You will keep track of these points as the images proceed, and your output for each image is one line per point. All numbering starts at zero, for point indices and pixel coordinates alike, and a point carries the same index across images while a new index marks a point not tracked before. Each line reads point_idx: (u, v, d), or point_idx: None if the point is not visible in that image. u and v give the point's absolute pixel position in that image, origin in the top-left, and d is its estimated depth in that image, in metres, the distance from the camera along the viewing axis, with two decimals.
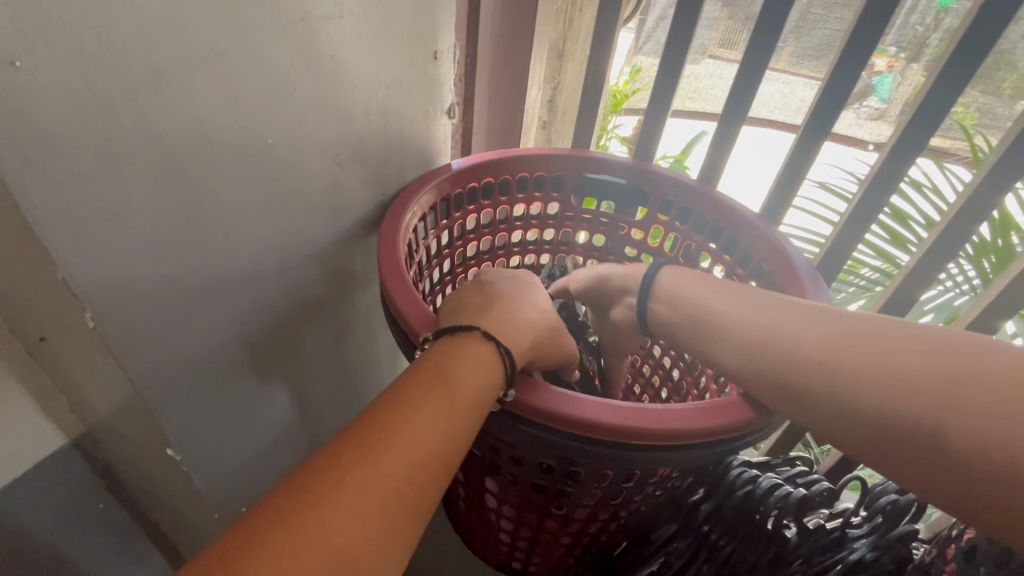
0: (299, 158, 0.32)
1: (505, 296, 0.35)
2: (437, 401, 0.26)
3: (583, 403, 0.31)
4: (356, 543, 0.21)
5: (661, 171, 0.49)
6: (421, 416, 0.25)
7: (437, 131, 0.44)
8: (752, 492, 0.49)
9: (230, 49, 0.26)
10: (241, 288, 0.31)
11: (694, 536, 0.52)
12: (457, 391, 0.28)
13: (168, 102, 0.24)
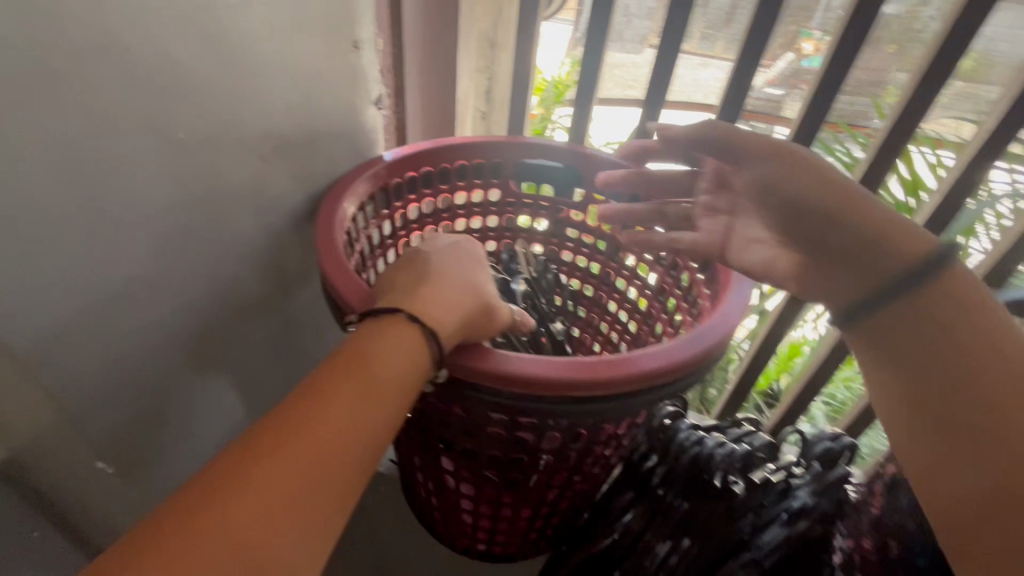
0: (213, 153, 0.33)
1: (447, 270, 0.33)
2: (353, 395, 0.26)
3: (528, 362, 0.31)
4: (260, 533, 0.22)
5: (595, 154, 0.52)
6: (333, 410, 0.26)
7: (367, 120, 0.44)
8: (701, 453, 0.52)
9: (121, 45, 0.26)
10: (157, 283, 0.32)
11: (649, 500, 0.53)
12: (376, 381, 0.27)
13: (55, 103, 0.25)
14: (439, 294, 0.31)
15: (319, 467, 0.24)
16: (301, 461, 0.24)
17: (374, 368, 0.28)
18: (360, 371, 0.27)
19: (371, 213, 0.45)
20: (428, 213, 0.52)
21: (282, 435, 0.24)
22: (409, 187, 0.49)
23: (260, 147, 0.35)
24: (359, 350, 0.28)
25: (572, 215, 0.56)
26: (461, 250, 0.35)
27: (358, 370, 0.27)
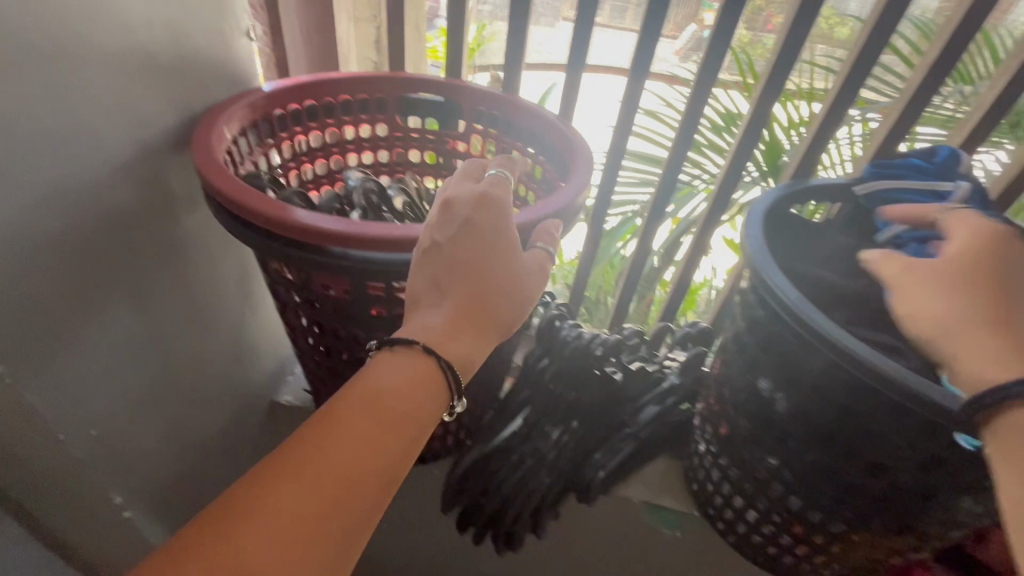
0: (80, 66, 0.34)
1: (465, 285, 0.33)
2: (387, 436, 0.30)
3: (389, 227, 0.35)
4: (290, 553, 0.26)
5: (468, 85, 0.56)
6: (368, 450, 0.29)
7: (240, 49, 0.46)
8: (582, 343, 0.59)
9: None
10: (35, 193, 0.33)
11: (541, 392, 0.60)
12: (406, 424, 0.31)
13: None
14: (460, 323, 0.33)
15: (340, 494, 0.28)
16: (329, 486, 0.28)
17: (406, 406, 0.31)
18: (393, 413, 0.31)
19: (254, 140, 0.48)
20: (317, 146, 0.55)
21: (326, 472, 0.28)
22: (293, 119, 0.51)
23: (130, 66, 0.37)
24: (379, 383, 0.31)
25: (457, 147, 0.60)
26: (476, 230, 0.34)
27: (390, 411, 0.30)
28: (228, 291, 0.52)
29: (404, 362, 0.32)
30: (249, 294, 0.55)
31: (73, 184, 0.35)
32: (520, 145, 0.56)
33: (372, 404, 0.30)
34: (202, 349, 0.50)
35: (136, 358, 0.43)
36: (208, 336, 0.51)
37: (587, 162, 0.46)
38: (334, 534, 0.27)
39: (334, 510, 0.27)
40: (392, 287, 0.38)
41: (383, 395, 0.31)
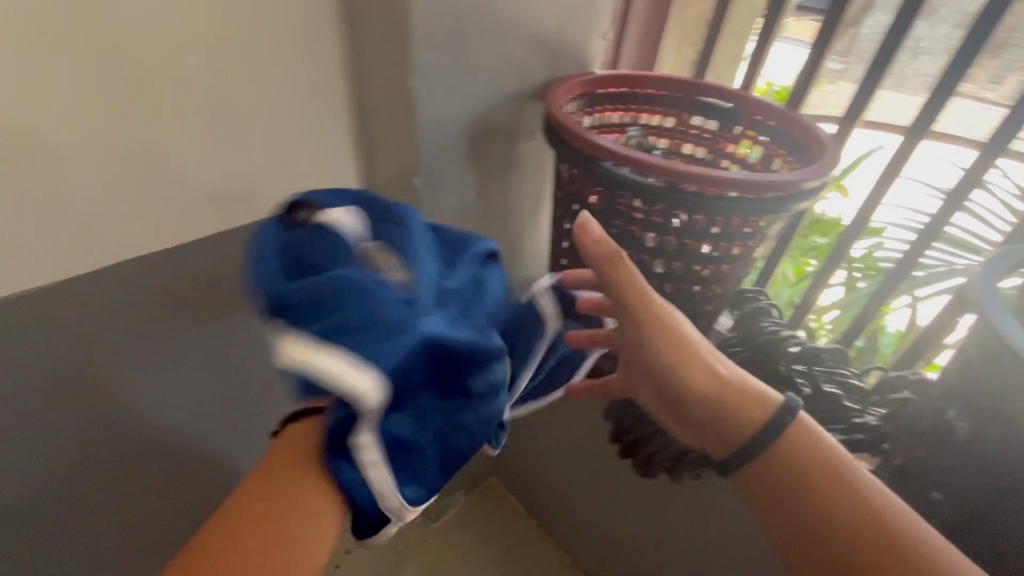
0: (516, 38, 0.57)
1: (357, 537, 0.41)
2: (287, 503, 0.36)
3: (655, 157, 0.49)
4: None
5: (758, 98, 0.66)
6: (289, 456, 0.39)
7: (593, 45, 0.66)
8: (777, 337, 0.64)
9: None
10: (472, 100, 0.57)
11: None
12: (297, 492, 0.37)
13: None
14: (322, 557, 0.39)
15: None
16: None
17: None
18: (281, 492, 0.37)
19: (589, 103, 0.67)
20: (623, 122, 0.71)
21: (250, 514, 0.36)
22: (618, 98, 0.69)
23: (538, 39, 0.59)
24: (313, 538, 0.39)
25: (728, 148, 0.70)
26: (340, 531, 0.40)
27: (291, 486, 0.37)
28: (529, 203, 0.73)
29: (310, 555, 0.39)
30: (539, 212, 0.76)
31: (490, 100, 0.59)
32: (789, 156, 0.63)
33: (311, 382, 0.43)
34: (498, 235, 0.73)
35: (467, 217, 0.67)
36: (504, 229, 0.73)
37: (828, 166, 0.52)
38: None
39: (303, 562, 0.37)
40: (633, 206, 0.52)
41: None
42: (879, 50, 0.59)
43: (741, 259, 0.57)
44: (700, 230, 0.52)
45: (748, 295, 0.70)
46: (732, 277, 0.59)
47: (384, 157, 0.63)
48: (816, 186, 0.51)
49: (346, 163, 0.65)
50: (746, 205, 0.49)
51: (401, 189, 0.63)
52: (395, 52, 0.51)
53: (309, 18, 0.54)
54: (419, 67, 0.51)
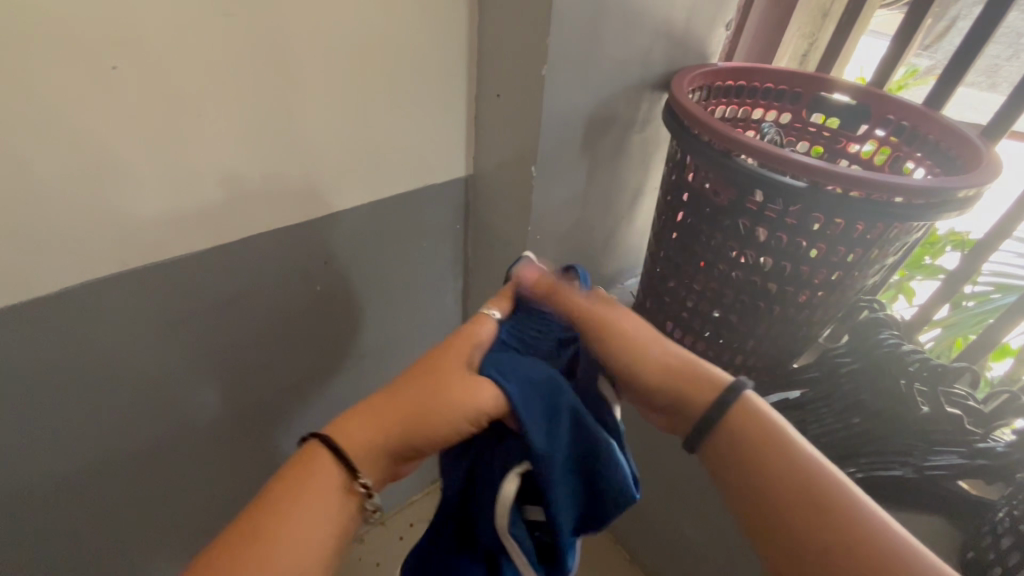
0: (645, 27, 0.55)
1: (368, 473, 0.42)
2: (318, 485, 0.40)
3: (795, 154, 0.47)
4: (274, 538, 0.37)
5: (893, 96, 0.62)
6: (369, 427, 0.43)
7: (716, 36, 0.64)
8: (895, 351, 0.61)
9: None
10: (595, 90, 0.57)
11: (828, 374, 0.65)
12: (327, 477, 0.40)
13: None
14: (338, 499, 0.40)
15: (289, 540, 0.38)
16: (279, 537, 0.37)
17: (441, 406, 0.42)
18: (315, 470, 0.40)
19: (707, 96, 0.64)
20: (737, 117, 0.69)
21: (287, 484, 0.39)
22: (736, 91, 0.66)
23: (665, 29, 0.58)
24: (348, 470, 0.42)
25: (851, 148, 0.66)
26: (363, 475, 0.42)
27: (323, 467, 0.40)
28: (630, 196, 0.72)
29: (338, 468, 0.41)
30: (638, 205, 0.75)
31: (611, 87, 0.58)
32: (928, 161, 0.59)
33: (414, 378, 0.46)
34: (599, 226, 0.72)
35: (573, 207, 0.67)
36: (606, 220, 0.73)
37: (988, 174, 0.49)
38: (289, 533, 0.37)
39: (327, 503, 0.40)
40: (764, 205, 0.50)
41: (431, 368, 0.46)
42: None
43: (870, 268, 0.54)
44: (837, 236, 0.50)
45: (861, 303, 0.67)
46: (855, 286, 0.56)
47: (495, 142, 0.63)
48: (969, 196, 0.47)
49: (456, 146, 0.66)
50: (893, 210, 0.46)
51: (511, 175, 0.63)
52: (529, 39, 0.51)
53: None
54: (553, 55, 0.51)
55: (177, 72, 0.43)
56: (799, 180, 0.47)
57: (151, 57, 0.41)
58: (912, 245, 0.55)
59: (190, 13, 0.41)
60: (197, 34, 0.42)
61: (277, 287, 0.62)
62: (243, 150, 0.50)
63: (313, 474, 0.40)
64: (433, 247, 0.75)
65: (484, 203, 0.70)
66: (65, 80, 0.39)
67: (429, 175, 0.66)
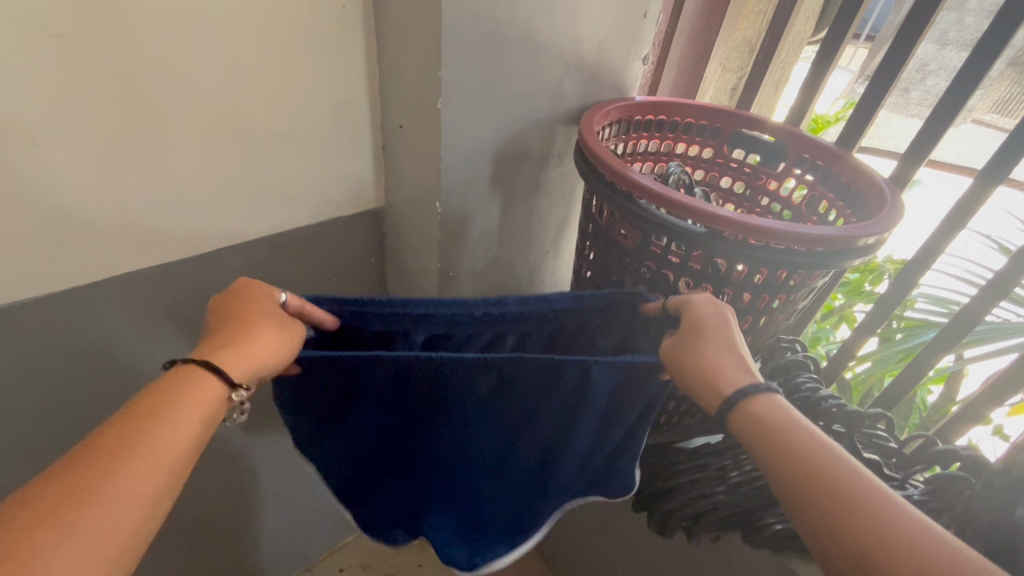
0: (550, 58, 0.53)
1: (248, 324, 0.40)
2: (183, 391, 0.34)
3: (695, 199, 0.45)
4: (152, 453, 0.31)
5: (807, 135, 0.61)
6: (236, 332, 0.39)
7: (634, 68, 0.62)
8: (812, 395, 0.59)
9: None
10: (499, 124, 0.54)
11: None
12: (189, 383, 0.35)
13: (508, 9, 0.47)
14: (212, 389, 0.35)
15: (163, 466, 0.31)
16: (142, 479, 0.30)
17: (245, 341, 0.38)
18: (173, 391, 0.34)
19: (624, 130, 0.62)
20: (660, 151, 0.67)
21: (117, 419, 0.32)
22: (656, 126, 0.65)
23: (575, 61, 0.56)
24: (180, 390, 0.34)
25: (770, 184, 0.66)
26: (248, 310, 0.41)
27: (187, 382, 0.35)
28: (553, 230, 0.70)
29: (188, 375, 0.35)
30: (562, 239, 0.72)
31: (519, 121, 0.55)
32: (841, 203, 0.59)
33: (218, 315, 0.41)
34: (522, 258, 0.69)
35: (489, 241, 0.64)
36: (528, 254, 0.70)
37: (892, 219, 0.48)
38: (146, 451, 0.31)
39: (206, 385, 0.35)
40: (669, 248, 0.48)
41: (219, 317, 0.41)
42: (948, 91, 0.54)
43: (782, 312, 0.52)
44: (741, 284, 0.48)
45: (783, 343, 0.65)
46: (768, 330, 0.54)
47: (404, 174, 0.59)
48: (872, 243, 0.46)
49: (363, 174, 0.62)
50: (795, 257, 0.44)
51: (420, 209, 0.59)
52: (425, 72, 0.48)
53: (336, 25, 0.51)
54: (449, 88, 0.47)
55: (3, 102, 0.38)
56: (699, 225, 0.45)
57: None
58: (823, 288, 0.53)
59: (12, 36, 0.36)
60: (24, 59, 0.37)
61: (156, 331, 0.56)
62: (101, 183, 0.45)
63: (171, 389, 0.34)
64: (347, 281, 0.70)
65: (397, 237, 0.67)
66: None
67: (333, 205, 0.62)
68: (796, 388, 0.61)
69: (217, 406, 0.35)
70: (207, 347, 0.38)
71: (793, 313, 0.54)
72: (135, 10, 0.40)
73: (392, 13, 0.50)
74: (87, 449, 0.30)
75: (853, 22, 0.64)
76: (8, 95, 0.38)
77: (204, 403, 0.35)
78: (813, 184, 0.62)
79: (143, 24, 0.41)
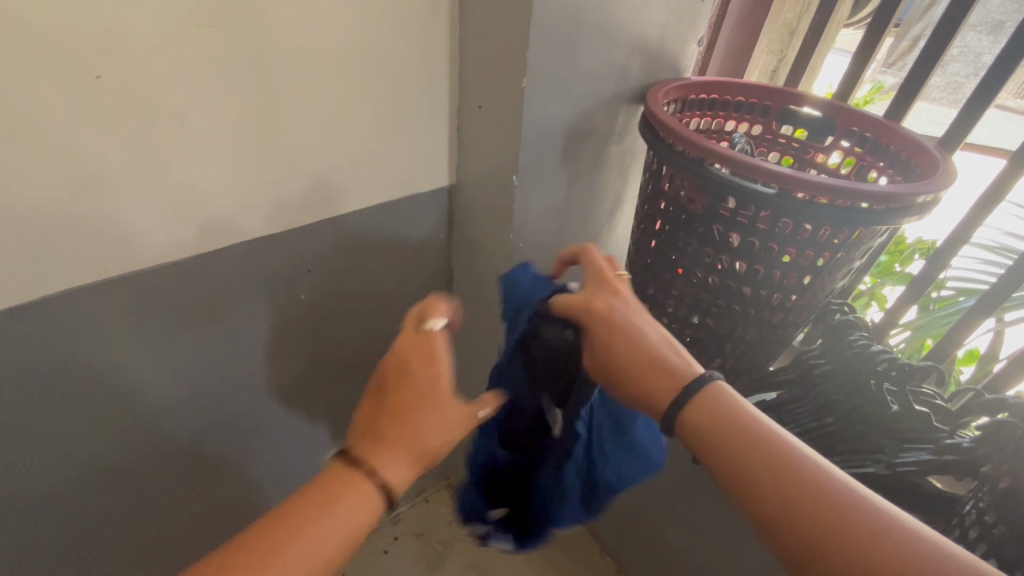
0: (619, 40, 0.57)
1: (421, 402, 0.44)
2: (344, 506, 0.40)
3: (764, 163, 0.49)
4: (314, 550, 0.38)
5: (856, 109, 0.65)
6: (405, 424, 0.43)
7: (690, 50, 0.67)
8: (865, 351, 0.63)
9: None
10: (572, 103, 0.59)
11: (803, 376, 0.67)
12: (349, 491, 0.41)
13: None
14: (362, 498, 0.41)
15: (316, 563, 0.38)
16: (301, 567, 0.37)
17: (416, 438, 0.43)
18: (337, 497, 0.40)
19: (682, 108, 0.67)
20: (711, 128, 0.71)
21: (297, 507, 0.39)
22: (710, 104, 0.69)
23: (641, 43, 0.60)
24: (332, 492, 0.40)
25: (818, 158, 0.70)
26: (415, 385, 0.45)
27: (343, 493, 0.40)
28: (609, 206, 0.74)
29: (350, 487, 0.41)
30: (617, 214, 0.77)
31: (588, 99, 0.60)
32: (890, 172, 0.62)
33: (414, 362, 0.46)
34: (581, 232, 0.74)
35: (554, 215, 0.68)
36: (587, 229, 0.74)
37: (944, 180, 0.52)
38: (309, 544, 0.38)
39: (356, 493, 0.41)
40: (737, 211, 0.52)
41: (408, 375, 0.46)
42: (995, 60, 0.57)
43: (838, 271, 0.56)
44: (804, 242, 0.52)
45: (833, 307, 0.69)
46: (824, 290, 0.58)
47: (478, 152, 0.64)
48: (928, 201, 0.50)
49: (439, 154, 0.67)
50: (857, 215, 0.48)
51: (494, 184, 0.64)
52: (510, 53, 0.53)
53: (426, 13, 0.56)
54: (533, 68, 0.52)
55: (161, 82, 0.43)
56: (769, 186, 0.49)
57: (142, 68, 0.42)
58: (877, 249, 0.57)
59: (174, 24, 0.42)
60: (179, 42, 0.43)
61: (258, 296, 0.62)
62: (228, 157, 0.50)
63: (334, 491, 0.40)
64: (417, 256, 0.75)
65: (466, 213, 0.72)
66: (55, 92, 0.39)
67: (411, 184, 0.67)
68: (847, 345, 0.65)
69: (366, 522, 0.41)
70: (382, 435, 0.43)
71: (849, 273, 0.58)
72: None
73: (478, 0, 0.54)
74: (259, 534, 0.38)
75: (899, 1, 0.67)
76: (165, 74, 0.43)
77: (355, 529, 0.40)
78: (862, 156, 0.66)
79: (274, 13, 0.46)
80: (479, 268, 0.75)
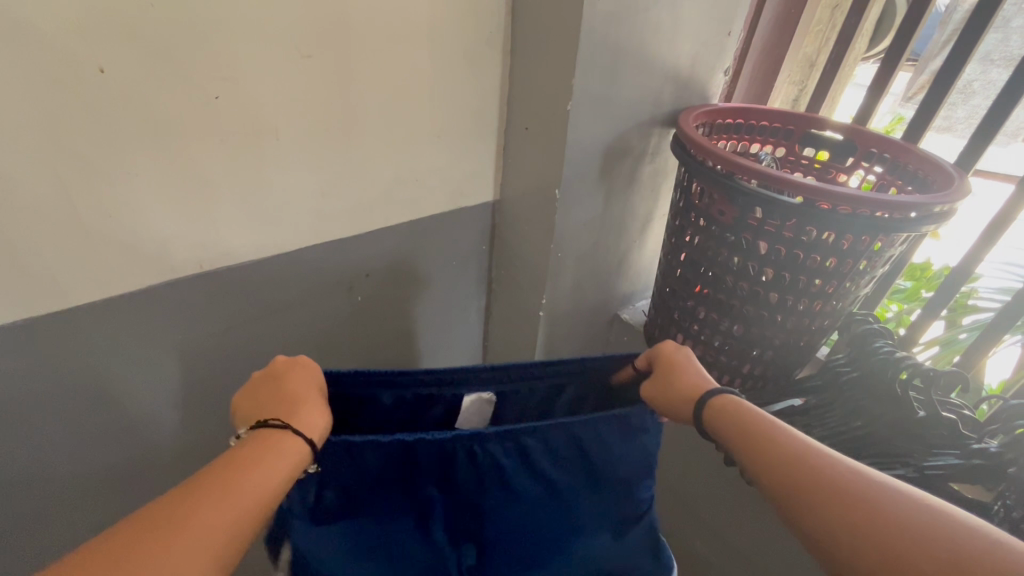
0: (654, 68, 0.64)
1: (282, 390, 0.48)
2: (278, 458, 0.41)
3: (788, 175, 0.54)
4: (211, 521, 0.36)
5: (875, 131, 0.70)
6: (296, 386, 0.48)
7: (717, 79, 0.73)
8: (889, 357, 0.66)
9: (650, 14, 0.59)
10: (612, 122, 0.65)
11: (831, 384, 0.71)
12: (278, 442, 0.42)
13: (627, 29, 0.58)
14: (284, 448, 0.42)
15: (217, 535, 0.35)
16: (207, 538, 0.35)
17: (306, 416, 0.46)
18: (261, 451, 0.41)
19: (711, 131, 0.72)
20: (737, 150, 0.77)
21: (208, 481, 0.38)
22: (737, 128, 0.75)
23: (672, 73, 0.66)
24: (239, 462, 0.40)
25: (840, 177, 0.74)
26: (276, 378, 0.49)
27: (267, 444, 0.42)
28: (641, 221, 0.79)
29: (267, 440, 0.42)
30: (648, 229, 0.82)
31: (625, 122, 0.66)
32: (910, 188, 0.67)
33: (262, 389, 0.48)
34: (614, 245, 0.79)
35: (591, 227, 0.74)
36: (620, 243, 0.80)
37: (960, 191, 0.56)
38: (207, 514, 0.36)
39: (270, 451, 0.41)
40: (765, 220, 0.57)
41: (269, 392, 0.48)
42: (1005, 85, 0.62)
43: (863, 278, 0.59)
44: (828, 250, 0.56)
45: (858, 317, 0.72)
46: (848, 296, 0.62)
47: (522, 170, 0.71)
48: (946, 210, 0.54)
49: (486, 171, 0.74)
50: (877, 223, 0.52)
51: (537, 198, 0.70)
52: (559, 80, 0.60)
53: (482, 47, 0.63)
54: (579, 92, 0.59)
55: (264, 101, 0.51)
56: (795, 198, 0.54)
57: (249, 89, 0.49)
58: (899, 257, 0.61)
59: (282, 54, 0.50)
60: (281, 67, 0.50)
61: (321, 298, 0.68)
62: (309, 169, 0.57)
63: (260, 452, 0.41)
64: (461, 267, 0.81)
65: (509, 226, 0.78)
66: (183, 107, 0.47)
67: (460, 199, 0.73)
68: (873, 351, 0.67)
69: (293, 462, 0.42)
70: (285, 393, 0.47)
71: (872, 280, 0.61)
72: (355, 33, 0.53)
73: (529, 35, 0.62)
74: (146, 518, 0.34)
75: (914, 35, 0.73)
76: (269, 95, 0.51)
77: (294, 462, 0.42)
78: (883, 174, 0.70)
79: (357, 44, 0.53)
80: (518, 277, 0.80)
